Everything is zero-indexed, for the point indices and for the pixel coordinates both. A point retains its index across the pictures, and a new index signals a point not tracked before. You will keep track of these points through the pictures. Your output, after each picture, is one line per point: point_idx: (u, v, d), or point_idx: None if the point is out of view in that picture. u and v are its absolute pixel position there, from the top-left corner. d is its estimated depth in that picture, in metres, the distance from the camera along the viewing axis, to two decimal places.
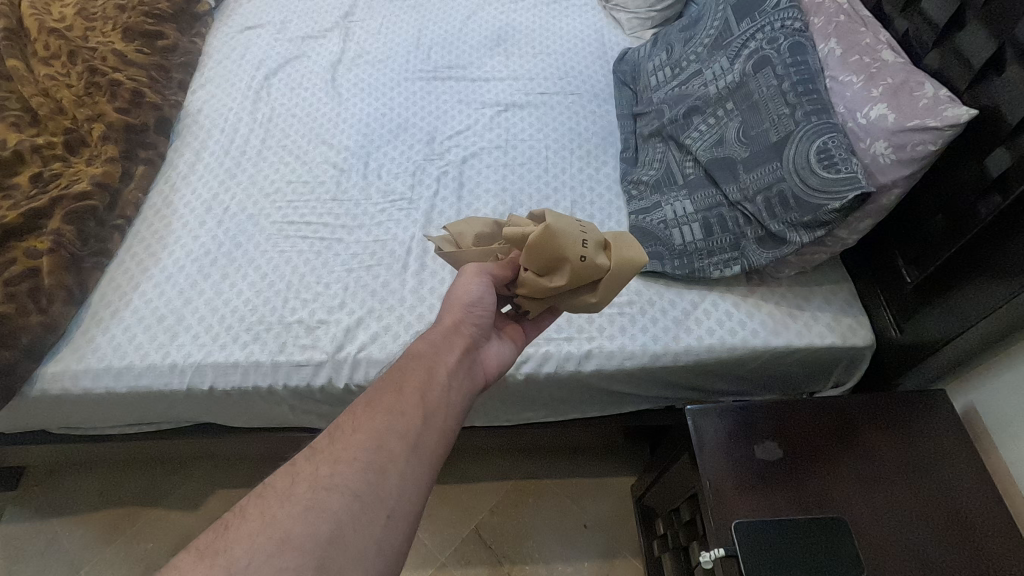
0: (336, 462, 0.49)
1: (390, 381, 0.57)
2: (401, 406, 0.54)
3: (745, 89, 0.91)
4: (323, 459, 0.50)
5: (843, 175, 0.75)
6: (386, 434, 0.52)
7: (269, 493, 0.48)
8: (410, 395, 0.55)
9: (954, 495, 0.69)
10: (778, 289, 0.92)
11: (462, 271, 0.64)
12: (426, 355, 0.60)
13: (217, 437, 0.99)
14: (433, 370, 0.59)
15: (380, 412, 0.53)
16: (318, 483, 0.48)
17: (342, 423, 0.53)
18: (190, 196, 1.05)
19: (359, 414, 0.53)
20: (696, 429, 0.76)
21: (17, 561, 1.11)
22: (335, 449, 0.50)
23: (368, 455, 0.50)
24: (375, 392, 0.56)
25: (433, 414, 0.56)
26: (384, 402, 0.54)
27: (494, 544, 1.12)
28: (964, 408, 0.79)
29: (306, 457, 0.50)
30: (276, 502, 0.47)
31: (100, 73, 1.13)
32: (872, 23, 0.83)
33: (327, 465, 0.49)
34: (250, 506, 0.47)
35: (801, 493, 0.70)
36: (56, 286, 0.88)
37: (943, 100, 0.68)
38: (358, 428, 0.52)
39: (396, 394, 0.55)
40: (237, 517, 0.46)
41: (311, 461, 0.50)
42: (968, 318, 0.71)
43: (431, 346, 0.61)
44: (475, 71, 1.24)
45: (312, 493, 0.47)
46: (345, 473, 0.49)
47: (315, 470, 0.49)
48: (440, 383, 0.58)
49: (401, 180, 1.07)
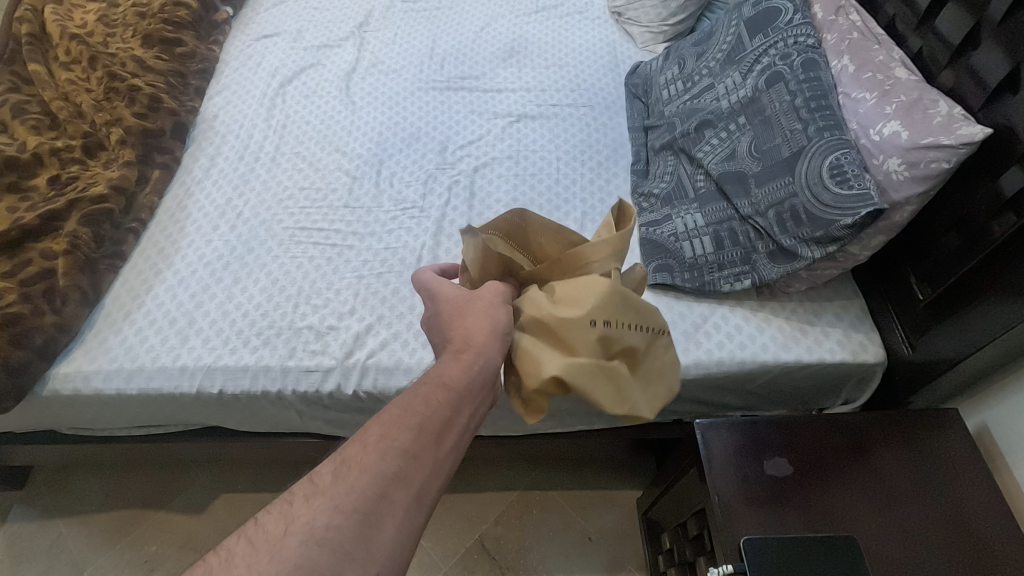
0: (333, 510, 0.44)
1: (410, 410, 0.52)
2: (416, 447, 0.49)
3: (758, 104, 0.91)
4: (321, 505, 0.45)
5: (856, 191, 0.75)
6: (392, 481, 0.47)
7: (258, 540, 0.43)
8: (428, 433, 0.51)
9: (970, 517, 0.68)
10: (788, 304, 0.91)
11: (489, 296, 0.60)
12: (456, 386, 0.54)
13: (225, 440, 0.99)
14: (458, 408, 0.53)
15: (392, 450, 0.49)
16: (312, 536, 0.43)
17: (351, 456, 0.48)
18: (204, 200, 1.07)
19: (370, 450, 0.48)
20: (705, 442, 0.75)
21: (22, 560, 1.12)
22: (337, 492, 0.46)
23: (368, 505, 0.45)
24: (393, 423, 0.50)
25: (445, 459, 0.51)
26: (400, 441, 0.49)
27: (498, 555, 1.12)
28: (976, 427, 0.78)
29: (306, 497, 0.46)
30: (265, 555, 0.42)
31: (119, 79, 1.15)
32: (886, 41, 0.84)
33: (325, 512, 0.44)
34: (238, 554, 0.42)
35: (812, 511, 0.69)
36: (70, 287, 0.89)
37: (957, 118, 0.69)
38: (366, 469, 0.47)
39: (414, 431, 0.50)
40: (220, 566, 0.41)
41: (310, 503, 0.45)
42: (982, 337, 0.70)
43: (463, 372, 0.55)
44: (487, 82, 1.25)
45: (303, 548, 0.42)
46: (341, 526, 0.44)
47: (312, 516, 0.44)
48: (462, 423, 0.53)
49: (412, 188, 1.08)
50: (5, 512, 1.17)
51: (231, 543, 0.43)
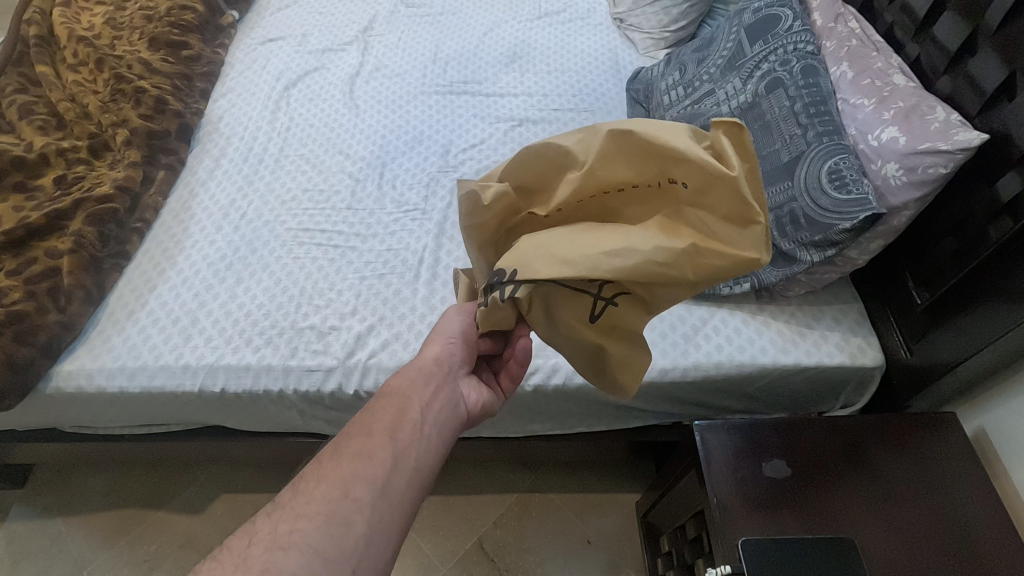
0: (296, 517, 0.45)
1: (359, 422, 0.54)
2: (370, 448, 0.51)
3: (757, 109, 0.92)
4: (282, 515, 0.46)
5: (854, 196, 0.76)
6: (353, 482, 0.48)
7: (225, 556, 0.44)
8: (381, 434, 0.52)
9: (968, 521, 0.68)
10: (787, 307, 0.92)
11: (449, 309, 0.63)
12: (401, 388, 0.57)
13: (226, 440, 1.00)
14: (406, 405, 0.56)
15: (347, 456, 0.50)
16: (276, 542, 0.44)
17: (308, 472, 0.49)
18: (208, 201, 1.07)
19: (324, 462, 0.50)
20: (704, 443, 0.76)
21: (20, 560, 1.12)
22: (298, 503, 0.46)
23: (331, 507, 0.46)
24: (345, 437, 0.52)
25: (405, 453, 0.52)
26: (354, 447, 0.51)
27: (497, 557, 1.12)
28: (975, 431, 0.78)
29: (268, 513, 0.46)
30: (231, 569, 0.42)
31: (125, 81, 1.16)
32: (884, 48, 0.85)
33: (287, 521, 0.45)
34: (205, 569, 0.43)
35: (805, 513, 0.70)
36: (75, 285, 0.90)
37: (954, 124, 0.70)
38: (323, 478, 0.48)
39: (366, 436, 0.52)
40: None
41: (272, 517, 0.46)
42: (979, 341, 0.71)
43: (407, 376, 0.58)
44: (490, 87, 1.27)
45: (268, 554, 0.43)
46: (305, 529, 0.45)
47: (275, 528, 0.45)
48: (417, 417, 0.55)
49: (415, 191, 1.09)
50: (5, 511, 1.17)
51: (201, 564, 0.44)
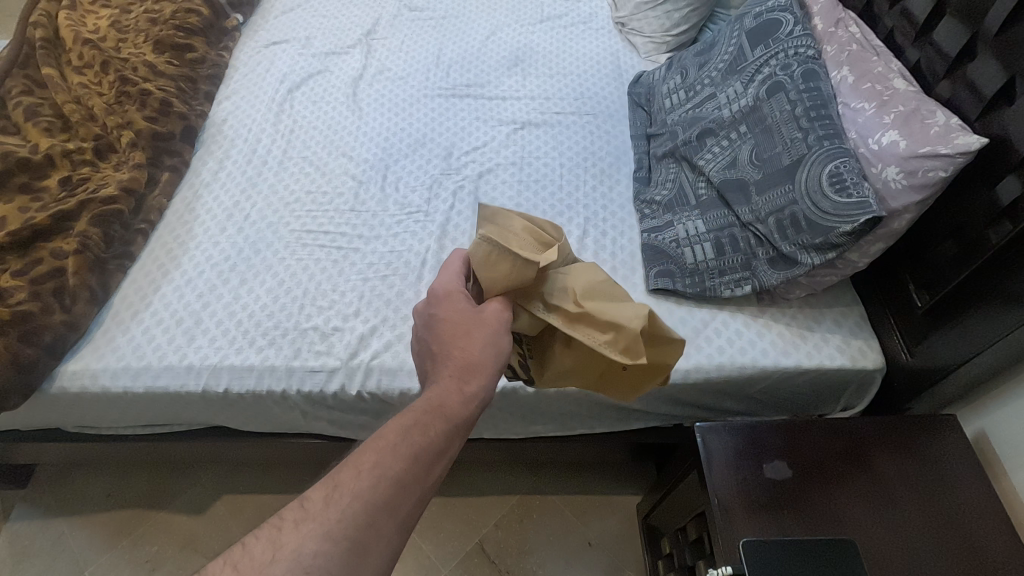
0: (323, 537, 0.44)
1: (407, 438, 0.52)
2: (407, 477, 0.50)
3: (759, 113, 0.93)
4: (310, 531, 0.45)
5: (854, 200, 0.76)
6: (382, 510, 0.47)
7: (243, 565, 0.43)
8: (420, 464, 0.51)
9: (969, 525, 0.69)
10: (788, 310, 0.92)
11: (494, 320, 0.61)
12: (456, 420, 0.55)
13: (229, 441, 1.00)
14: (449, 440, 0.54)
15: (384, 478, 0.49)
16: (301, 565, 0.43)
17: (343, 481, 0.48)
18: (212, 203, 1.08)
19: (363, 475, 0.48)
20: (705, 444, 0.76)
21: (21, 560, 1.12)
22: (326, 519, 0.45)
23: (357, 534, 0.46)
24: (388, 449, 0.51)
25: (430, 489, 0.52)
26: (393, 469, 0.50)
27: (497, 558, 1.12)
28: (975, 433, 0.78)
29: (295, 523, 0.45)
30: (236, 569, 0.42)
31: (131, 83, 1.17)
32: (884, 53, 0.85)
33: (314, 540, 0.44)
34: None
35: (809, 517, 0.70)
36: (80, 286, 0.91)
37: (954, 128, 0.70)
38: (357, 496, 0.47)
39: (409, 460, 0.51)
40: None
41: (299, 530, 0.45)
42: (980, 344, 0.71)
43: (463, 406, 0.56)
44: (492, 90, 1.27)
45: None
46: (328, 555, 0.44)
47: (299, 546, 0.44)
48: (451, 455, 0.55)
49: (417, 193, 1.10)
50: (8, 511, 1.18)
51: (215, 568, 0.43)
